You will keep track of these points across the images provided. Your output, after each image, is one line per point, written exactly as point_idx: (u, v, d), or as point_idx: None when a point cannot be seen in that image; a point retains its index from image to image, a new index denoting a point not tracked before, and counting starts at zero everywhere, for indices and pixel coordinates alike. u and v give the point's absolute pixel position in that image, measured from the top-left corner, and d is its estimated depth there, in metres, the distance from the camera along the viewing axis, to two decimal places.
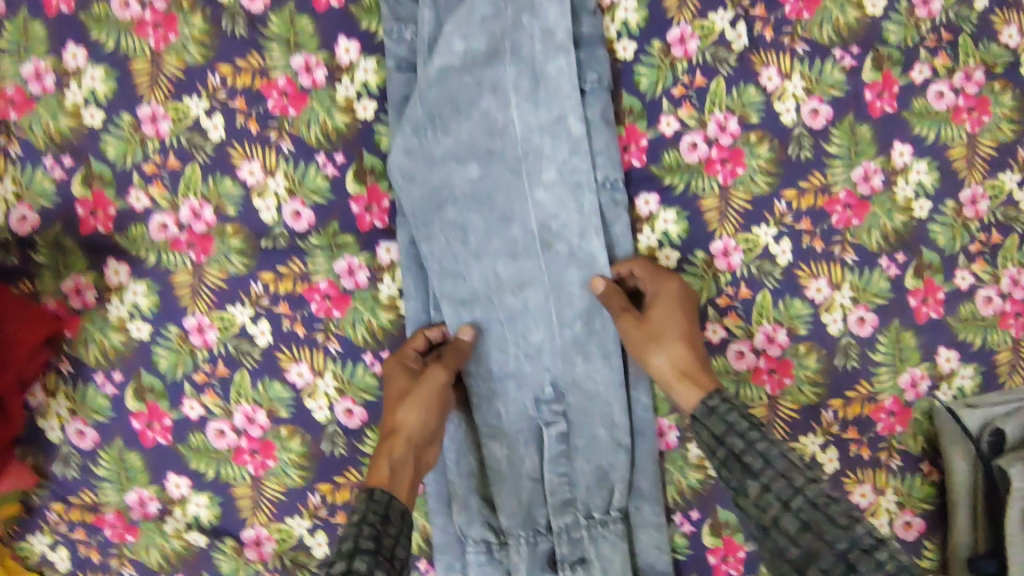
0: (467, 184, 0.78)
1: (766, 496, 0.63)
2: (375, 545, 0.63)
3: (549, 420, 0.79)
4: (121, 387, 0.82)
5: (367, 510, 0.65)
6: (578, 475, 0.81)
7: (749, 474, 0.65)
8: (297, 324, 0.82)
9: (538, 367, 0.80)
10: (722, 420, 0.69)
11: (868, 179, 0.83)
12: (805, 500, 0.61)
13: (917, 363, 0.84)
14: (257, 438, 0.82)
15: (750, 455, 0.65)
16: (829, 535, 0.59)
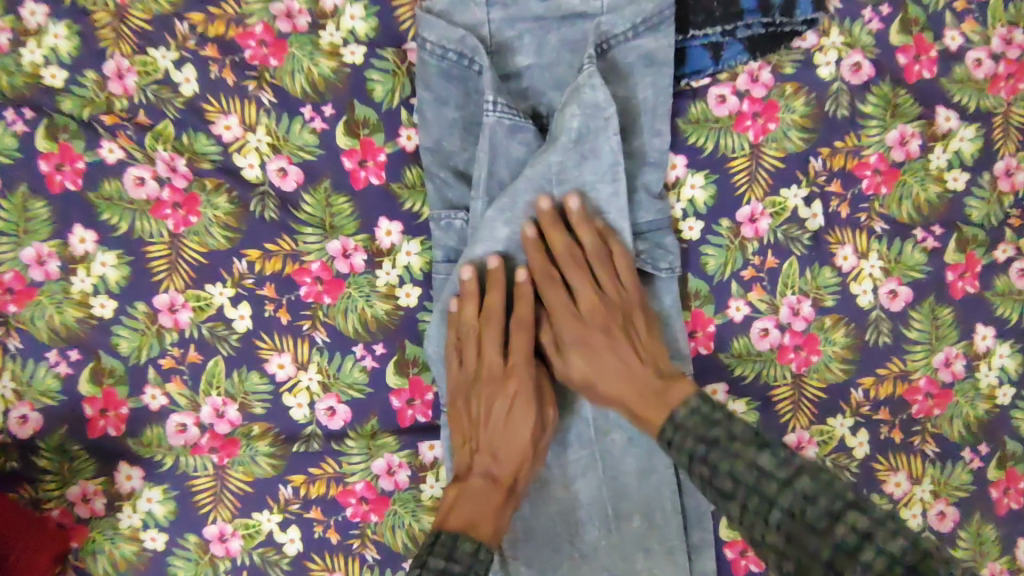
0: None
1: (745, 518, 0.53)
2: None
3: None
4: None
5: (472, 569, 0.57)
6: None
7: (723, 496, 0.55)
8: (330, 531, 0.74)
9: (595, 566, 0.74)
10: (684, 448, 0.58)
11: (949, 364, 0.78)
12: (783, 512, 0.51)
13: (998, 558, 0.78)
14: None
15: (719, 478, 0.55)
16: (811, 548, 0.49)
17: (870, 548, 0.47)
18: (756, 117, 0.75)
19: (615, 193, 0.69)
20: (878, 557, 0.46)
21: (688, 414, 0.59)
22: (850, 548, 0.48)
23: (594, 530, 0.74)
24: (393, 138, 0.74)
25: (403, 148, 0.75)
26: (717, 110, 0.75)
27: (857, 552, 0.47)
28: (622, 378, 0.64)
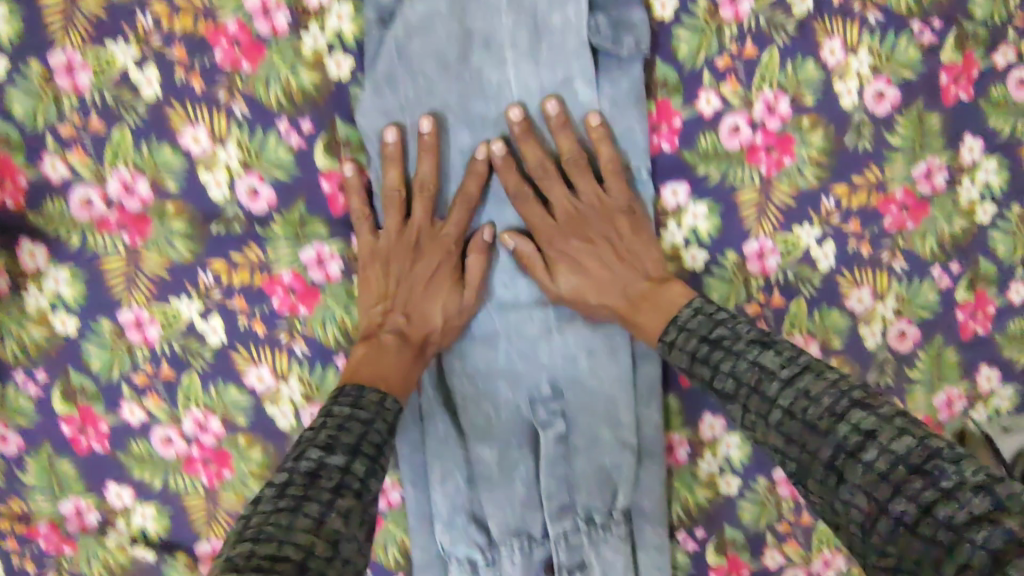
0: (455, 153, 0.68)
1: (749, 418, 0.54)
2: (376, 451, 0.56)
3: (546, 421, 0.72)
4: (47, 387, 0.77)
5: (380, 415, 0.59)
6: (578, 478, 0.74)
7: (727, 399, 0.56)
8: (255, 322, 0.73)
9: (532, 364, 0.72)
10: (687, 350, 0.61)
11: (929, 177, 0.72)
12: (783, 410, 0.51)
13: (956, 381, 0.76)
14: (211, 446, 0.77)
15: (720, 380, 0.57)
16: (810, 446, 0.49)
17: (873, 448, 0.46)
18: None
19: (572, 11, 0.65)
20: (882, 457, 0.46)
21: (692, 316, 0.62)
22: (851, 449, 0.47)
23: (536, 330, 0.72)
24: None
25: None
26: None
27: (860, 450, 0.47)
28: (600, 291, 0.68)
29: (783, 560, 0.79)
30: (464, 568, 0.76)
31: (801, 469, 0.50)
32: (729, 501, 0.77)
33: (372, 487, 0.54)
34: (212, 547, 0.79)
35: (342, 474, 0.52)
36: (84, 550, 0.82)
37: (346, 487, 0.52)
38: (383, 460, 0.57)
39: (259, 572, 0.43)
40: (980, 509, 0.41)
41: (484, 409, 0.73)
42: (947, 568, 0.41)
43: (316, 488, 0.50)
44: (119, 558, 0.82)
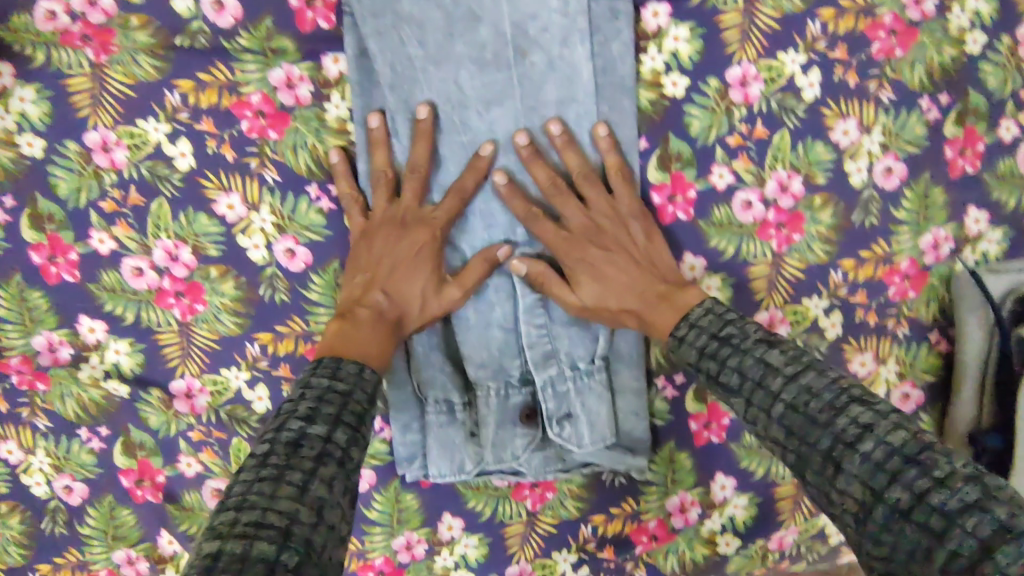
0: None
1: (750, 412, 0.52)
2: (358, 420, 0.54)
3: (522, 264, 0.70)
4: (15, 213, 0.69)
5: (357, 386, 0.57)
6: (557, 322, 0.71)
7: (729, 392, 0.54)
8: (225, 147, 0.68)
9: (509, 205, 0.69)
10: (694, 346, 0.58)
11: (919, 1, 0.70)
12: (786, 404, 0.49)
13: (943, 223, 0.75)
14: (181, 279, 0.71)
15: (726, 374, 0.54)
16: (808, 436, 0.47)
17: (870, 440, 0.45)
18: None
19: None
20: (879, 448, 0.44)
21: (703, 313, 0.60)
22: (849, 440, 0.45)
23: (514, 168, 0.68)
24: None
25: None
26: None
27: (857, 443, 0.45)
28: (611, 287, 0.68)
29: None
30: (441, 415, 0.73)
31: (802, 464, 0.48)
32: None
33: (354, 456, 0.52)
34: (189, 386, 0.73)
35: (325, 442, 0.50)
36: (58, 386, 0.72)
37: (330, 454, 0.50)
38: (365, 430, 0.55)
39: (243, 541, 0.41)
40: (972, 496, 0.40)
41: (460, 252, 0.71)
42: (939, 554, 0.40)
43: (299, 456, 0.48)
44: (94, 394, 0.73)
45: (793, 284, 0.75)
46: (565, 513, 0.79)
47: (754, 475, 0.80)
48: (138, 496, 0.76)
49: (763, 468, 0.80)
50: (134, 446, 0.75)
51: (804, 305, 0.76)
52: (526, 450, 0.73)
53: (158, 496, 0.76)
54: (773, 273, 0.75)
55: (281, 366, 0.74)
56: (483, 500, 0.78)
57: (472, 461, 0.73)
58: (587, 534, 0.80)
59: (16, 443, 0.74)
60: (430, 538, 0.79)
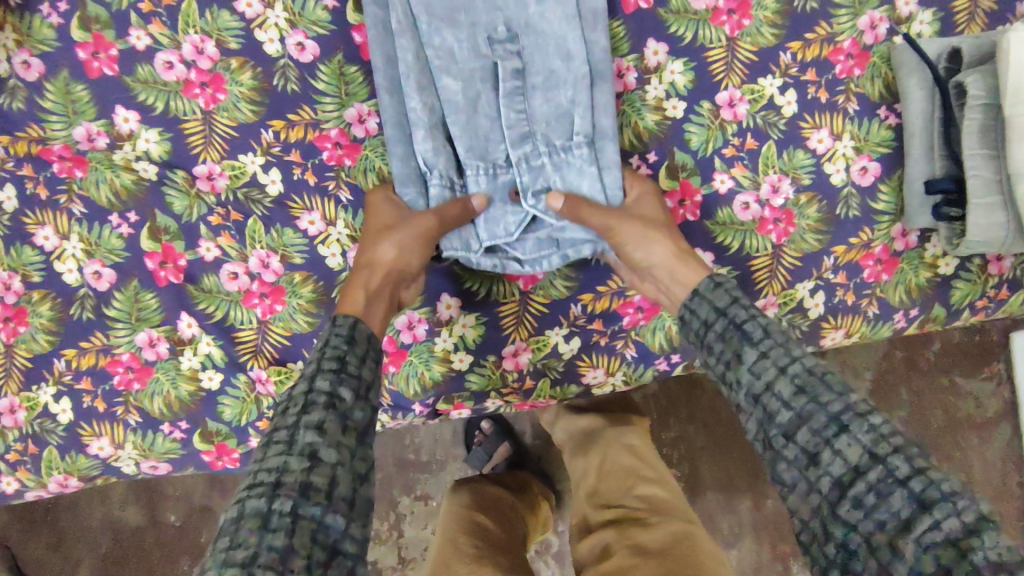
0: None
1: (762, 362, 0.60)
2: (338, 364, 0.62)
3: (502, 56, 0.78)
4: (66, 17, 0.80)
5: (332, 333, 0.65)
6: (535, 111, 0.79)
7: (748, 341, 0.62)
8: None
9: (489, 5, 0.77)
10: (728, 292, 0.67)
11: None
12: (803, 365, 0.59)
13: (877, 6, 0.84)
14: (206, 71, 0.81)
15: (751, 326, 0.63)
16: (823, 395, 0.56)
17: (877, 416, 0.54)
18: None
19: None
20: (884, 422, 0.53)
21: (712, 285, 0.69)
22: (860, 409, 0.54)
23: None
24: None
25: None
26: None
27: (867, 415, 0.54)
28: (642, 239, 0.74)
29: (733, 185, 0.84)
30: (444, 190, 0.78)
31: (801, 420, 0.56)
32: (678, 123, 0.84)
33: (344, 395, 0.60)
34: (210, 169, 0.82)
35: (307, 395, 0.59)
36: (94, 172, 0.81)
37: (314, 401, 0.58)
38: (352, 366, 0.63)
39: (239, 503, 0.51)
40: (955, 482, 0.49)
41: (446, 44, 0.77)
42: (919, 524, 0.47)
43: (283, 419, 0.58)
44: (126, 179, 0.82)
45: (747, 65, 0.84)
46: (555, 293, 0.85)
47: (729, 250, 0.85)
48: (162, 278, 0.83)
49: (737, 244, 0.85)
50: (159, 231, 0.82)
51: (759, 86, 0.84)
52: (517, 227, 0.80)
53: (179, 277, 0.82)
54: (729, 55, 0.83)
55: (293, 152, 0.82)
56: (479, 280, 0.85)
57: (474, 241, 0.80)
58: (577, 312, 0.85)
59: (53, 228, 0.82)
60: (430, 318, 0.84)
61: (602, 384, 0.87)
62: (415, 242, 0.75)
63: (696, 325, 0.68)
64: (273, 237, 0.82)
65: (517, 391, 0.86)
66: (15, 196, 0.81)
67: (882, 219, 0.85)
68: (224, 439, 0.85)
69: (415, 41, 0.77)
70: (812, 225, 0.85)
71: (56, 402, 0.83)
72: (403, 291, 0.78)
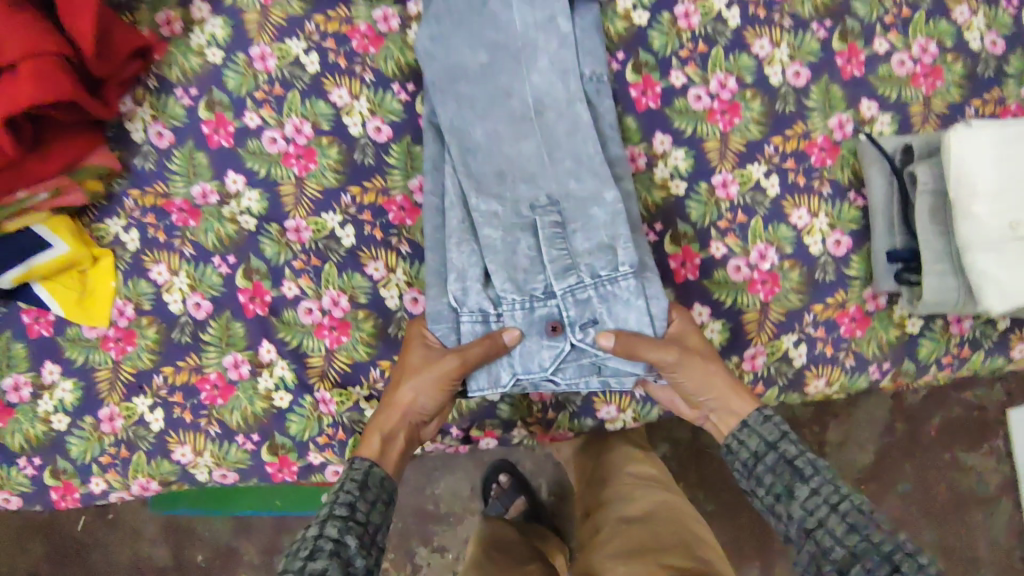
0: (478, 67, 0.96)
1: (813, 499, 0.75)
2: (348, 514, 0.75)
3: (541, 212, 0.91)
4: (196, 99, 1.01)
5: (348, 477, 0.80)
6: (576, 249, 0.90)
7: (799, 477, 0.78)
8: (341, 58, 1.02)
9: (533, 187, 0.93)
10: (776, 427, 0.83)
11: None
12: (850, 504, 0.73)
13: (844, 110, 1.03)
14: (302, 145, 1.01)
15: (800, 462, 0.79)
16: (874, 537, 0.68)
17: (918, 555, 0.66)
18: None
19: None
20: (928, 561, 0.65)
21: (763, 420, 0.85)
22: (908, 550, 0.66)
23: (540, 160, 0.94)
24: None
25: None
26: None
27: (914, 555, 0.66)
28: (699, 373, 0.87)
29: (727, 251, 1.01)
30: (476, 325, 0.90)
31: (854, 557, 0.68)
32: (680, 199, 1.01)
33: (349, 543, 0.73)
34: (298, 224, 1.00)
35: (316, 539, 0.71)
36: (206, 222, 1.00)
37: (322, 547, 0.70)
38: (358, 515, 0.76)
39: None
40: None
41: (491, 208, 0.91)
42: None
43: (291, 559, 0.70)
44: (230, 228, 1.00)
45: (738, 155, 1.02)
46: None
47: (724, 305, 1.00)
48: (250, 310, 0.99)
49: (730, 300, 1.00)
50: (251, 271, 0.99)
51: (748, 170, 1.02)
52: (552, 360, 0.90)
53: (265, 310, 0.98)
54: (722, 145, 1.02)
55: (365, 212, 1.01)
56: None
57: (507, 375, 0.90)
58: None
59: (166, 265, 0.99)
60: None
61: (614, 419, 1.01)
62: (434, 393, 0.87)
63: (749, 456, 0.83)
64: (344, 280, 0.99)
65: (540, 421, 1.00)
66: (138, 238, 1.00)
67: (853, 283, 1.00)
68: (288, 452, 0.98)
69: (463, 211, 0.92)
70: (795, 287, 1.00)
71: (151, 412, 0.98)
72: (422, 424, 0.91)
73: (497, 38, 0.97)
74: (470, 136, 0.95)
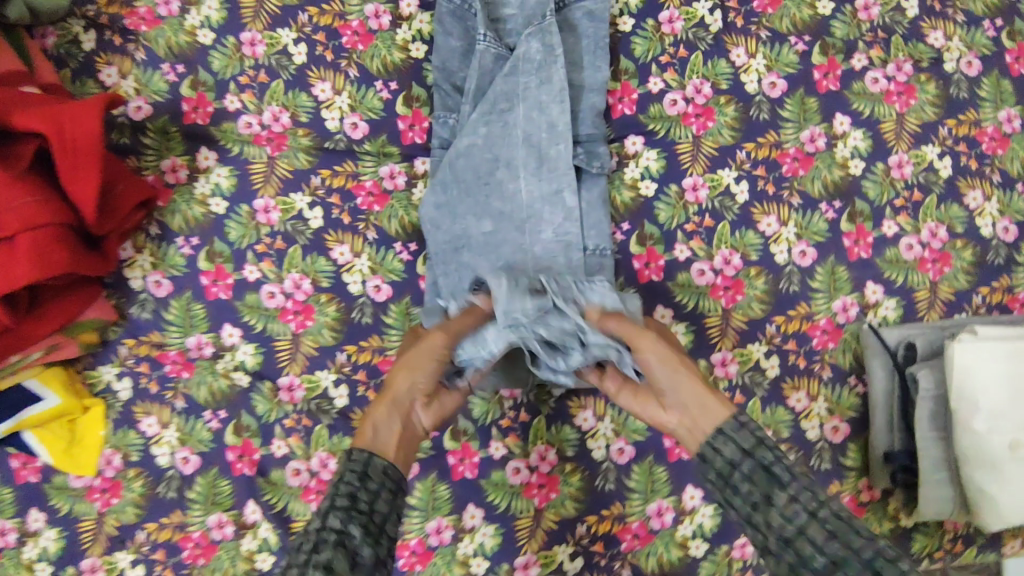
0: (481, 235, 0.95)
1: (791, 504, 0.70)
2: (350, 502, 0.71)
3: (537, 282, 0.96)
4: (196, 249, 1.00)
5: (346, 468, 0.75)
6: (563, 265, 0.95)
7: (777, 485, 0.71)
8: (344, 214, 1.00)
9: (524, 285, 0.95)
10: (752, 434, 0.75)
11: (813, 140, 1.02)
12: (829, 512, 0.69)
13: (848, 293, 1.01)
14: (301, 301, 1.00)
15: (776, 465, 0.72)
16: (854, 543, 0.66)
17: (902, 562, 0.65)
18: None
19: (562, 110, 0.95)
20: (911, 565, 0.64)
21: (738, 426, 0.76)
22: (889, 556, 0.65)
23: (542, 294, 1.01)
24: None
25: None
26: None
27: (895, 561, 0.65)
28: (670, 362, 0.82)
29: None
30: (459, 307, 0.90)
31: (835, 566, 0.65)
32: None
33: (353, 532, 0.69)
34: (292, 381, 1.00)
35: (320, 531, 0.69)
36: (199, 375, 1.00)
37: (325, 539, 0.68)
38: (362, 501, 0.72)
39: None
40: None
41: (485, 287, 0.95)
42: None
43: (301, 556, 0.67)
44: (223, 383, 1.00)
45: (739, 333, 1.00)
46: (565, 512, 1.00)
47: None
48: (238, 468, 0.99)
49: None
50: (242, 428, 0.99)
51: (749, 349, 1.00)
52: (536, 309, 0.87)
53: (252, 470, 0.99)
54: (724, 323, 1.00)
55: (359, 372, 1.00)
56: (502, 495, 0.99)
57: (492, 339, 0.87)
58: (582, 531, 1.00)
59: (156, 418, 1.00)
60: (455, 524, 0.99)
61: None
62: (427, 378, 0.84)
63: (723, 461, 0.75)
64: (333, 442, 0.99)
65: None
66: (131, 387, 1.00)
67: (849, 472, 0.99)
68: None
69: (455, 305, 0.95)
70: None
71: (132, 567, 0.98)
72: (421, 410, 0.85)
73: (504, 207, 0.95)
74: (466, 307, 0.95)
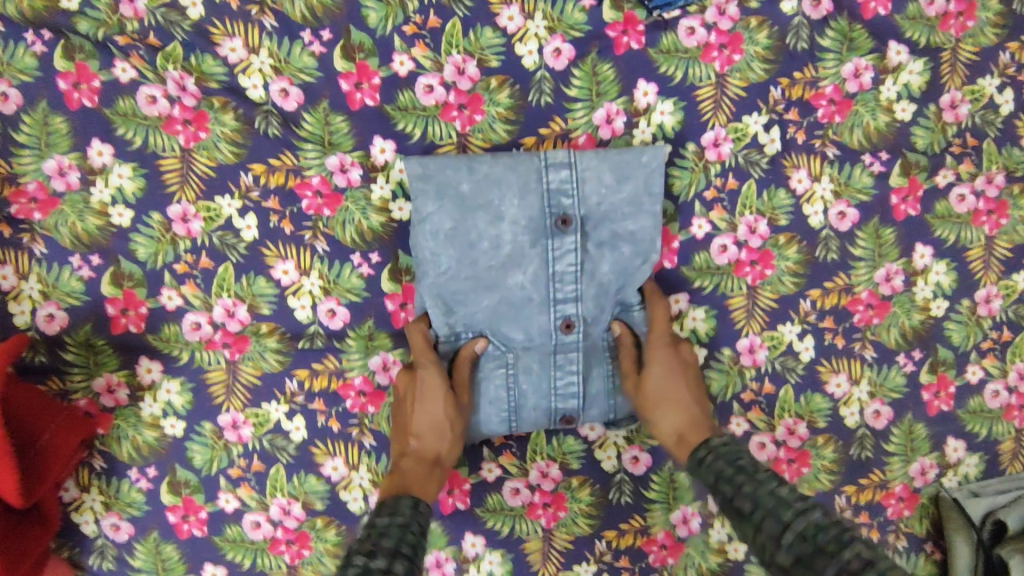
0: (508, 288, 0.78)
1: (760, 537, 0.59)
2: (412, 552, 0.60)
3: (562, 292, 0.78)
4: (155, 481, 0.83)
5: (412, 517, 0.64)
6: (585, 288, 0.78)
7: (742, 517, 0.61)
8: (331, 420, 0.83)
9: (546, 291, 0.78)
10: (711, 467, 0.68)
11: (889, 280, 0.85)
12: (795, 534, 0.57)
13: (927, 454, 0.88)
14: (292, 529, 0.84)
15: (740, 499, 0.62)
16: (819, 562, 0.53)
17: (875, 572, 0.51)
18: (624, 35, 0.80)
19: (587, 297, 0.79)
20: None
21: (722, 442, 0.71)
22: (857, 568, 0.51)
23: (569, 270, 0.78)
24: (386, 63, 0.79)
25: (396, 73, 0.79)
26: (686, 41, 0.81)
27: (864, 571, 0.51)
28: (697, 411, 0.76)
29: None
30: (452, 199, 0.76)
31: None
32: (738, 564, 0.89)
33: None
34: None
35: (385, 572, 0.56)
36: None
37: None
38: (419, 558, 0.61)
39: None
40: None
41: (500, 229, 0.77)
42: None
43: None
44: None
45: None
46: None
47: None
48: None
49: None
50: None
51: None
52: (568, 259, 0.77)
53: None
54: None
55: None
56: None
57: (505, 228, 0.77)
58: None
59: None
60: None
61: None
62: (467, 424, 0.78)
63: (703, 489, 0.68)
64: None
65: None
66: None
67: None
68: None
69: (456, 207, 0.76)
70: None
71: None
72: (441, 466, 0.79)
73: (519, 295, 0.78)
74: (476, 233, 0.76)
